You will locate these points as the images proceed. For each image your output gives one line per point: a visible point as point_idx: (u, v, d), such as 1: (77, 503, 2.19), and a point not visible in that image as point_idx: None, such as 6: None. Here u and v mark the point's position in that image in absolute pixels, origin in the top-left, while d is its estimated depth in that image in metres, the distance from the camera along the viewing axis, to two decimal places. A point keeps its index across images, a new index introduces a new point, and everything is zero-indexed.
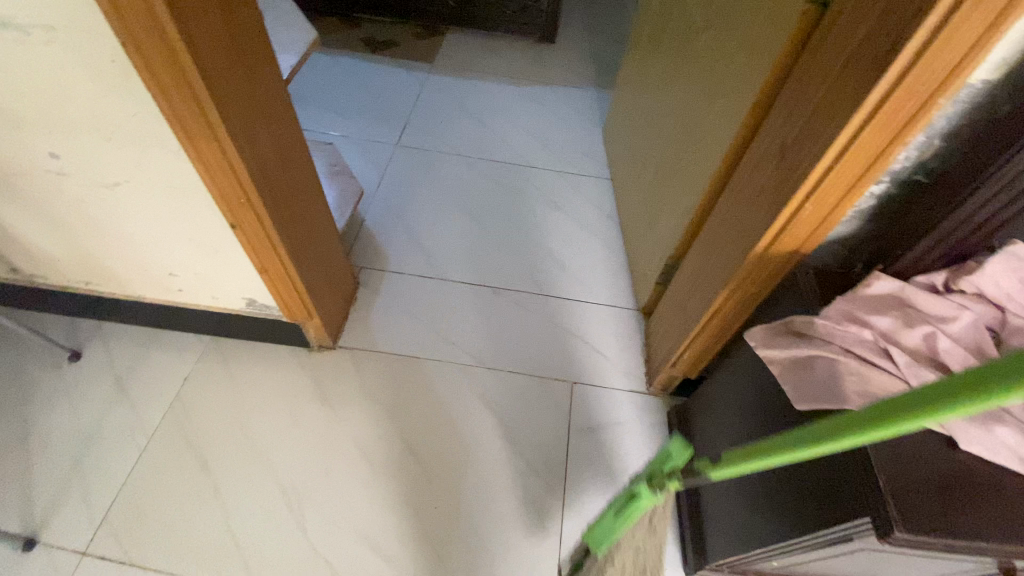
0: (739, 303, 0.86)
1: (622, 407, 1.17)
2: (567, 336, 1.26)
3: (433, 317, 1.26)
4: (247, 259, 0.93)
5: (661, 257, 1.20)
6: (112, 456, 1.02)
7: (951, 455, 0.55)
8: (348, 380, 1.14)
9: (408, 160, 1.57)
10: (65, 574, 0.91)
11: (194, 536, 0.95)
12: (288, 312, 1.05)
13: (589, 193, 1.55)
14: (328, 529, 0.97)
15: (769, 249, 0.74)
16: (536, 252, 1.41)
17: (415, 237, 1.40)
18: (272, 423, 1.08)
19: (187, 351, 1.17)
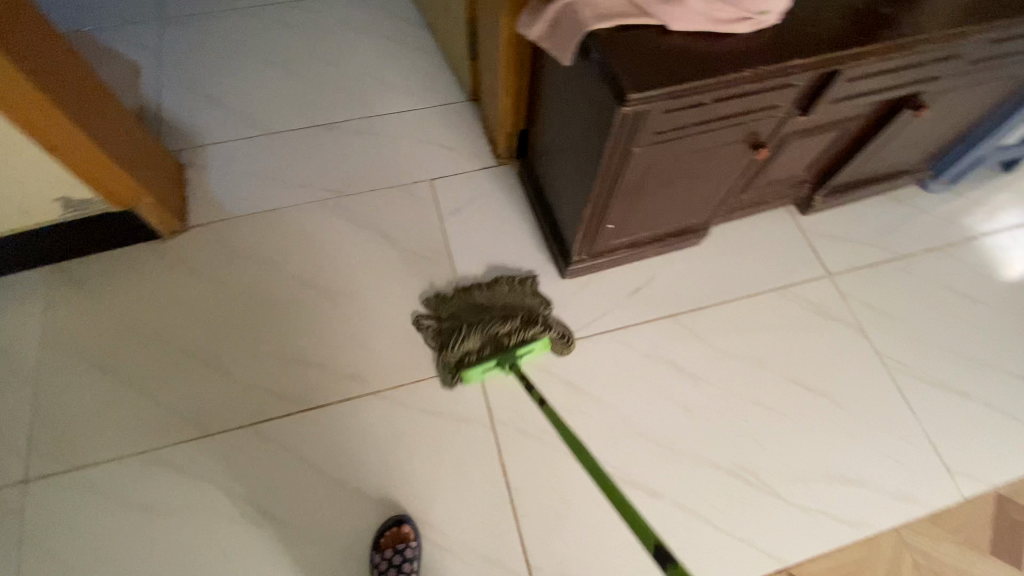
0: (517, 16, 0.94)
1: (477, 182, 1.28)
2: (410, 143, 1.32)
3: (277, 169, 1.26)
4: (26, 141, 0.86)
5: (463, 31, 1.24)
6: (5, 399, 1.00)
7: (666, 38, 0.70)
8: (215, 251, 1.15)
9: (186, 33, 1.43)
10: (15, 503, 0.93)
11: (128, 423, 0.99)
12: (112, 197, 1.01)
13: (388, 7, 1.51)
14: (255, 367, 1.05)
15: None
16: (355, 79, 1.39)
17: (225, 105, 1.33)
18: (156, 310, 1.09)
19: (31, 287, 1.10)
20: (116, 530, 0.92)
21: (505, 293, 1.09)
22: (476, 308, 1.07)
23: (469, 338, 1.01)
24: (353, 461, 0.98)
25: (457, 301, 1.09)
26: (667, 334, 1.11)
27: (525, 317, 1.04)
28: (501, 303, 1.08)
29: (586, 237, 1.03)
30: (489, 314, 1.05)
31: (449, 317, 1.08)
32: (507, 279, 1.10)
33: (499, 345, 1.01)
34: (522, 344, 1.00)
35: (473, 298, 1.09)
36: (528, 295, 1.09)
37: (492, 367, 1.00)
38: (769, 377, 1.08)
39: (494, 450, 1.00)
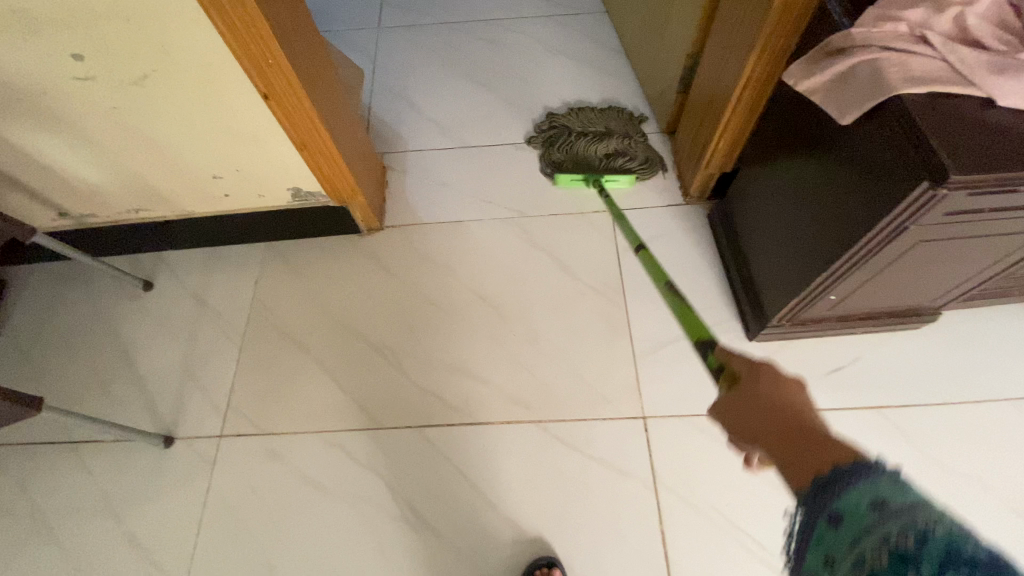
0: (766, 61, 0.88)
1: (662, 221, 1.22)
2: None
3: (465, 181, 1.30)
4: (283, 137, 0.95)
5: (675, 65, 1.20)
6: (214, 358, 1.12)
7: (990, 112, 0.60)
8: (405, 253, 1.22)
9: (399, 42, 1.54)
10: (211, 454, 1.03)
11: (312, 401, 1.07)
12: (333, 192, 1.09)
13: (587, 31, 1.51)
14: (427, 371, 1.08)
15: None
16: (547, 100, 1.41)
17: (425, 114, 1.41)
18: (347, 299, 1.17)
19: (247, 260, 1.23)
20: (289, 501, 0.99)
21: (610, 117, 1.33)
22: (585, 121, 1.32)
23: (566, 147, 1.29)
24: (508, 488, 0.97)
25: (569, 117, 1.34)
26: (867, 425, 0.97)
27: (615, 144, 1.28)
28: (603, 128, 1.31)
29: (798, 304, 0.94)
30: (591, 130, 1.31)
31: (559, 122, 1.33)
32: (613, 110, 1.34)
33: (593, 161, 1.27)
34: (604, 165, 1.26)
35: (581, 116, 1.33)
36: (625, 123, 1.32)
37: (580, 180, 1.25)
38: (994, 505, 0.91)
39: (654, 511, 0.93)
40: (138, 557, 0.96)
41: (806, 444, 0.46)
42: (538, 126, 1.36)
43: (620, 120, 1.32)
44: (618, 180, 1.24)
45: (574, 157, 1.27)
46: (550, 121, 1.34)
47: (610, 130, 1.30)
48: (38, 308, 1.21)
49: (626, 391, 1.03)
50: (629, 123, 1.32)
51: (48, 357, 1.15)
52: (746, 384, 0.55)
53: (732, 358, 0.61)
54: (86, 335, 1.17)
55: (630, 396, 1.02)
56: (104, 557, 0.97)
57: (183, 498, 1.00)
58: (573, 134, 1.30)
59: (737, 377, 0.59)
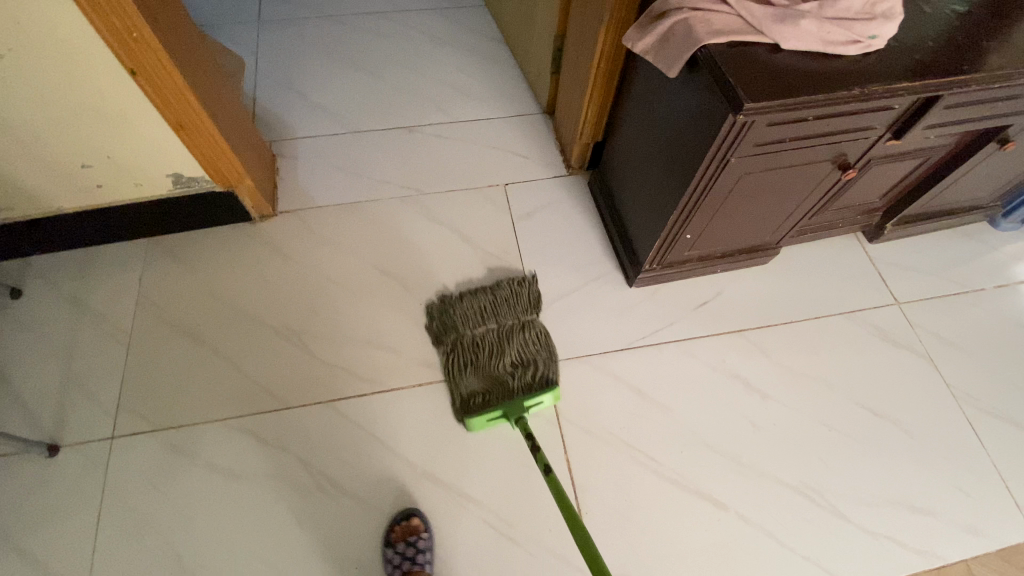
0: (615, 33, 1.00)
1: (550, 189, 1.32)
2: (486, 149, 1.38)
3: (361, 166, 1.33)
4: (157, 117, 0.93)
5: (547, 46, 1.30)
6: (101, 360, 1.06)
7: (775, 55, 0.74)
8: (303, 237, 1.22)
9: (282, 35, 1.53)
10: (104, 457, 0.98)
11: (214, 390, 1.04)
12: (219, 177, 1.07)
13: (469, 22, 1.59)
14: (334, 347, 1.09)
15: None
16: (435, 86, 1.47)
17: (314, 103, 1.41)
18: (245, 287, 1.15)
19: (130, 256, 1.17)
20: (197, 491, 0.96)
21: (499, 310, 1.06)
22: (478, 344, 1.03)
23: (472, 377, 1.00)
24: (424, 446, 1.01)
25: (474, 343, 1.04)
26: (733, 347, 1.12)
27: (525, 360, 1.02)
28: (507, 323, 1.06)
29: (663, 246, 1.06)
30: (500, 334, 1.04)
31: (437, 329, 1.07)
32: (502, 296, 1.08)
33: (501, 385, 1.00)
34: (523, 387, 0.99)
35: (478, 306, 1.07)
36: (529, 317, 1.07)
37: (500, 418, 0.98)
38: (834, 399, 1.09)
39: (561, 446, 1.01)
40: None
41: None
42: (431, 328, 1.09)
43: (518, 296, 1.10)
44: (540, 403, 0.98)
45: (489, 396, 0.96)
46: (433, 327, 1.08)
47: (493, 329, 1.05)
48: None
49: None
50: (531, 301, 1.10)
51: None
52: None
53: None
54: None
55: None
56: None
57: (75, 508, 0.94)
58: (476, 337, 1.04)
59: None
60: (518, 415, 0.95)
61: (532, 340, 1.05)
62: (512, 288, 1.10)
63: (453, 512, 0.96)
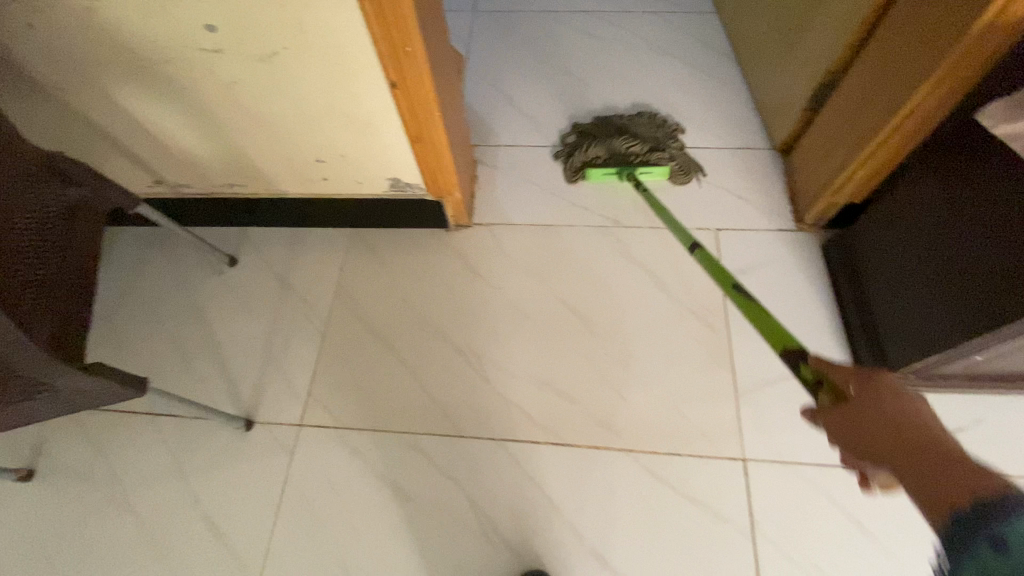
0: (935, 97, 0.81)
1: (770, 246, 1.13)
2: (697, 185, 1.22)
3: (559, 183, 1.24)
4: (397, 128, 0.91)
5: (805, 80, 1.10)
6: (296, 344, 1.10)
7: None
8: (493, 254, 1.17)
9: (494, 28, 1.48)
10: (290, 443, 1.02)
11: (393, 400, 1.04)
12: (433, 188, 1.05)
13: (694, 32, 1.42)
14: (512, 381, 1.04)
15: (990, 22, 0.69)
16: (649, 103, 1.33)
17: (519, 107, 1.35)
18: (433, 298, 1.13)
19: (331, 245, 1.20)
20: (366, 501, 0.97)
21: (629, 120, 1.26)
22: (612, 126, 1.26)
23: (599, 147, 1.22)
24: (593, 516, 0.92)
25: (605, 123, 1.27)
26: None
27: (653, 144, 1.22)
28: (637, 130, 1.25)
29: (938, 361, 0.85)
30: (638, 130, 1.25)
31: (586, 127, 1.27)
32: (642, 117, 1.27)
33: (623, 158, 1.21)
34: (641, 161, 1.21)
35: (614, 123, 1.27)
36: (659, 129, 1.25)
37: (613, 174, 1.21)
38: None
39: (751, 562, 0.87)
40: (213, 541, 0.96)
41: (919, 450, 0.45)
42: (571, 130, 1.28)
43: (656, 125, 1.26)
44: (653, 168, 1.20)
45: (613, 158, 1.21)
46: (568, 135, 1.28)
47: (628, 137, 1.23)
48: (125, 273, 1.22)
49: (726, 428, 0.96)
50: (664, 127, 1.26)
51: (133, 324, 1.16)
52: (857, 396, 0.52)
53: (827, 370, 0.58)
54: (171, 306, 1.17)
55: (728, 434, 0.96)
56: (180, 536, 0.97)
57: (260, 485, 1.00)
58: (614, 133, 1.24)
59: (840, 393, 0.55)
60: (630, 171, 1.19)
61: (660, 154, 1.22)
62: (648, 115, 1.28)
63: None
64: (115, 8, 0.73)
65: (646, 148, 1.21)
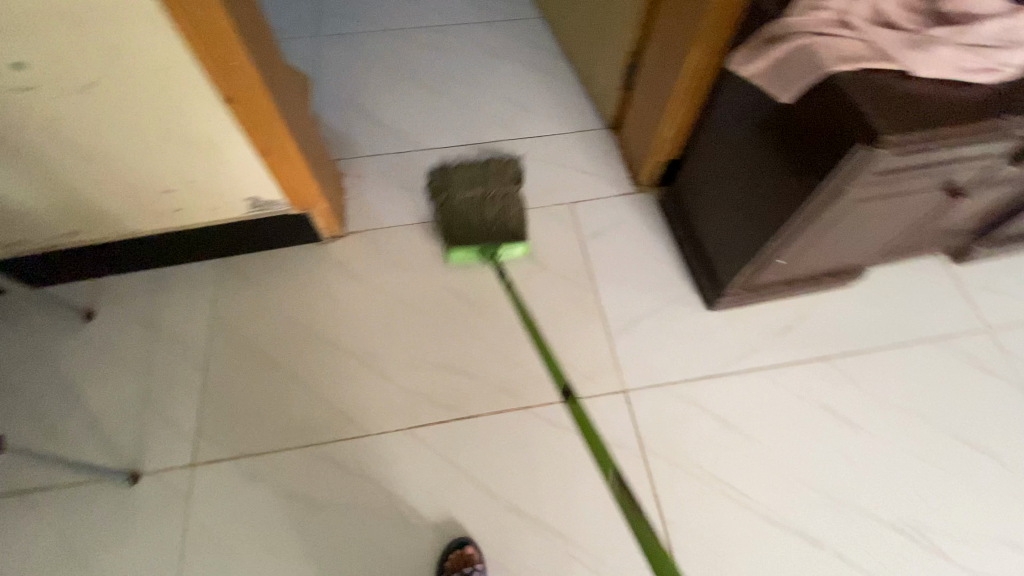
0: (704, 58, 0.98)
1: (619, 207, 1.28)
2: (549, 166, 1.35)
3: (425, 183, 1.31)
4: (244, 144, 0.92)
5: (617, 62, 1.27)
6: (177, 384, 1.05)
7: (904, 83, 0.70)
8: (372, 258, 1.20)
9: (340, 48, 1.53)
10: (185, 485, 0.97)
11: (292, 416, 1.03)
12: (295, 201, 1.06)
13: (525, 35, 1.57)
14: (408, 372, 1.08)
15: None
16: (496, 101, 1.44)
17: (375, 119, 1.40)
18: (316, 312, 1.13)
19: (200, 278, 1.16)
20: (279, 521, 0.95)
21: (484, 177, 1.21)
22: (462, 179, 1.20)
23: (449, 216, 1.18)
24: (505, 476, 0.98)
25: (458, 184, 1.20)
26: (818, 375, 1.08)
27: (501, 210, 1.18)
28: (490, 180, 1.20)
29: (753, 271, 1.03)
30: (490, 187, 1.18)
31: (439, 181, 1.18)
32: (492, 165, 1.22)
33: (477, 233, 1.16)
34: (496, 237, 1.15)
35: (470, 175, 1.21)
36: (508, 179, 1.20)
37: (476, 254, 1.15)
38: (930, 431, 1.04)
39: (646, 478, 0.98)
40: None
41: None
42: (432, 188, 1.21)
43: (501, 167, 1.22)
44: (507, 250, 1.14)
45: (471, 232, 1.15)
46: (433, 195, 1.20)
47: (481, 194, 1.19)
48: None
49: (606, 369, 1.07)
50: (513, 174, 1.22)
51: None
52: None
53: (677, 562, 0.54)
54: (21, 375, 1.07)
55: (610, 374, 1.07)
56: None
57: (159, 535, 0.93)
58: (463, 202, 1.18)
59: None
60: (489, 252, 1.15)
61: (513, 208, 1.19)
62: (497, 161, 1.23)
63: (538, 547, 0.93)
64: None
65: (489, 220, 1.17)
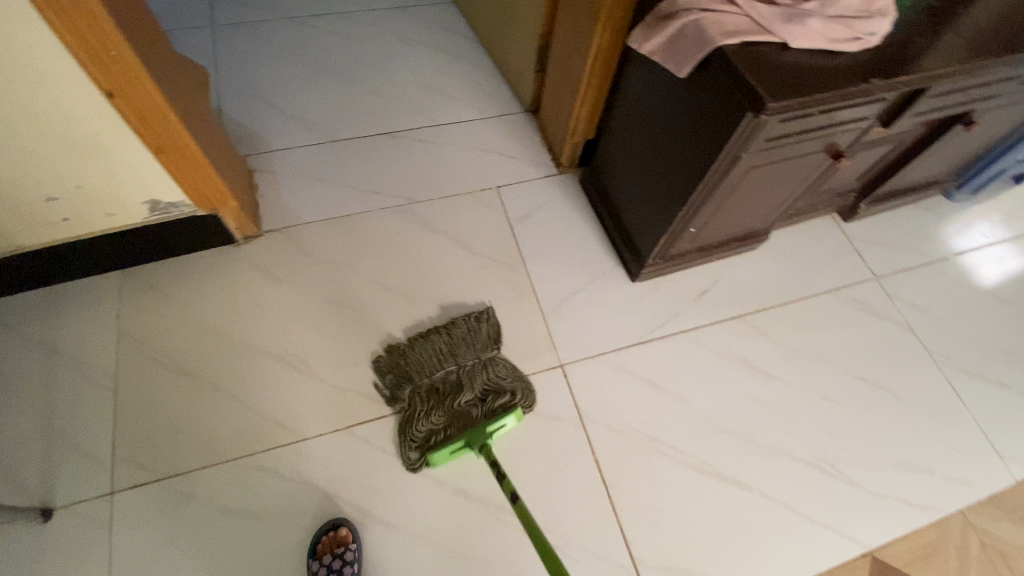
0: (609, 36, 1.01)
1: (543, 189, 1.31)
2: (472, 152, 1.35)
3: (346, 177, 1.27)
4: (136, 142, 0.85)
5: (529, 45, 1.29)
6: (85, 409, 0.97)
7: (784, 54, 0.76)
8: (294, 256, 1.15)
9: (239, 38, 1.44)
10: (106, 514, 0.90)
11: (220, 429, 0.98)
12: (202, 201, 1.00)
13: (437, 20, 1.55)
14: (343, 370, 1.05)
15: None
16: (412, 88, 1.42)
17: (286, 112, 1.34)
18: (238, 318, 1.08)
19: (102, 293, 1.07)
20: (217, 536, 0.90)
21: (445, 343, 1.02)
22: (430, 357, 1.00)
23: (436, 427, 0.96)
24: (451, 462, 0.99)
25: (431, 374, 1.00)
26: (736, 333, 1.16)
27: (492, 398, 0.99)
28: (462, 364, 1.01)
29: (669, 241, 1.09)
30: (453, 360, 1.00)
31: (400, 368, 1.01)
32: (460, 330, 1.03)
33: (463, 425, 0.95)
34: (485, 419, 0.95)
35: (433, 348, 1.01)
36: (478, 339, 1.02)
37: (460, 449, 0.93)
38: (834, 373, 1.15)
39: (587, 445, 1.01)
40: None
41: None
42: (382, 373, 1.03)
43: (477, 324, 1.05)
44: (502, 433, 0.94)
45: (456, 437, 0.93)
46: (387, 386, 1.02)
47: (453, 371, 1.01)
48: None
49: (542, 347, 1.10)
50: (489, 334, 1.05)
51: None
52: None
53: None
54: None
55: (546, 352, 1.10)
56: None
57: (81, 572, 0.86)
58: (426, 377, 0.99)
59: None
60: (481, 444, 0.92)
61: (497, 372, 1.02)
62: (468, 322, 1.04)
63: (490, 525, 0.95)
64: None
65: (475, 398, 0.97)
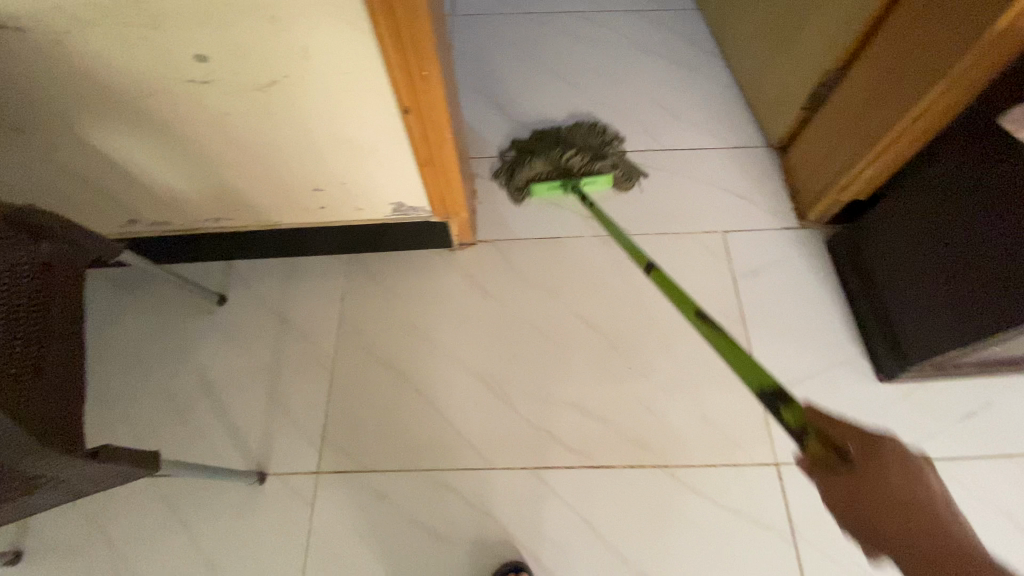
0: (949, 94, 0.82)
1: (778, 246, 1.14)
2: (701, 187, 1.21)
3: (563, 193, 1.21)
4: (406, 154, 0.85)
5: (803, 79, 1.11)
6: (303, 385, 1.04)
7: None
8: (503, 272, 1.13)
9: (477, 32, 1.43)
10: (309, 493, 0.96)
11: (416, 436, 0.99)
12: (439, 210, 1.00)
13: (679, 30, 1.41)
14: (537, 405, 1.01)
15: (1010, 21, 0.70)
16: (644, 104, 1.31)
17: (512, 115, 1.30)
18: (444, 326, 1.08)
19: (329, 275, 1.13)
20: (399, 545, 0.92)
21: (566, 131, 1.23)
22: (549, 140, 1.22)
23: (539, 162, 1.17)
24: (636, 537, 0.91)
25: (543, 135, 1.23)
26: (1010, 479, 0.93)
27: (595, 154, 1.19)
28: (579, 140, 1.21)
29: (953, 354, 0.88)
30: (552, 137, 1.22)
31: (526, 144, 1.22)
32: (572, 127, 1.23)
33: (566, 171, 1.18)
34: (583, 170, 1.18)
35: (552, 134, 1.23)
36: (597, 137, 1.22)
37: (558, 188, 1.18)
38: None
39: (797, 566, 0.88)
40: None
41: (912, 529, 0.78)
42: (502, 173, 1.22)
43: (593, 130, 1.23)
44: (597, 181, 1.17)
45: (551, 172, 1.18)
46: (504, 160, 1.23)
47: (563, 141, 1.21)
48: (102, 323, 1.12)
49: (755, 434, 0.97)
50: (602, 134, 1.23)
51: (116, 379, 1.06)
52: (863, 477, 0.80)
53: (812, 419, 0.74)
54: (157, 354, 1.08)
55: (760, 440, 0.96)
56: None
57: (283, 541, 0.93)
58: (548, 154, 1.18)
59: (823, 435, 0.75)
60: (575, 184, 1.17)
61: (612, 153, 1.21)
62: (577, 126, 1.24)
63: None
64: (87, 38, 0.65)
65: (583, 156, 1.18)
